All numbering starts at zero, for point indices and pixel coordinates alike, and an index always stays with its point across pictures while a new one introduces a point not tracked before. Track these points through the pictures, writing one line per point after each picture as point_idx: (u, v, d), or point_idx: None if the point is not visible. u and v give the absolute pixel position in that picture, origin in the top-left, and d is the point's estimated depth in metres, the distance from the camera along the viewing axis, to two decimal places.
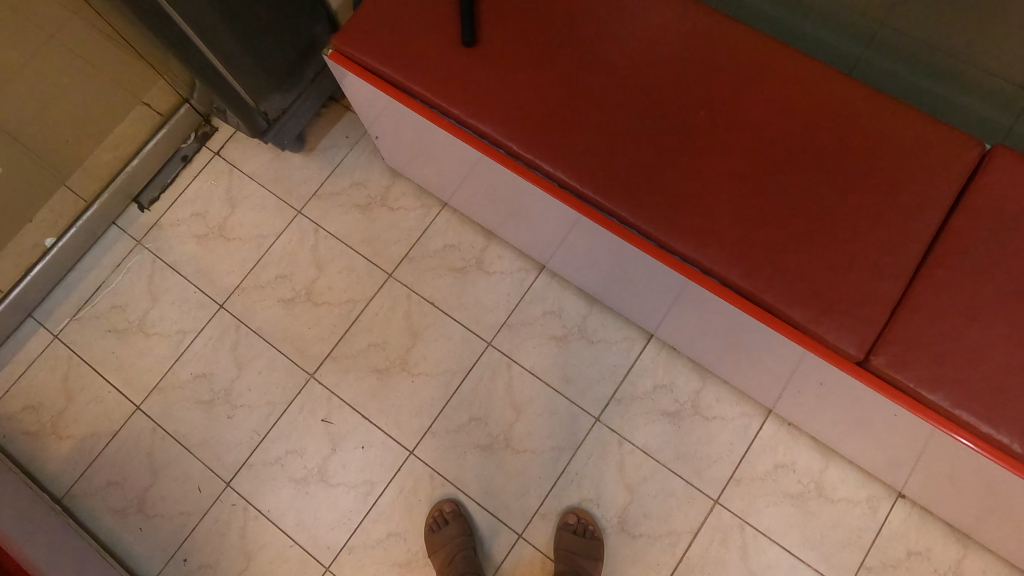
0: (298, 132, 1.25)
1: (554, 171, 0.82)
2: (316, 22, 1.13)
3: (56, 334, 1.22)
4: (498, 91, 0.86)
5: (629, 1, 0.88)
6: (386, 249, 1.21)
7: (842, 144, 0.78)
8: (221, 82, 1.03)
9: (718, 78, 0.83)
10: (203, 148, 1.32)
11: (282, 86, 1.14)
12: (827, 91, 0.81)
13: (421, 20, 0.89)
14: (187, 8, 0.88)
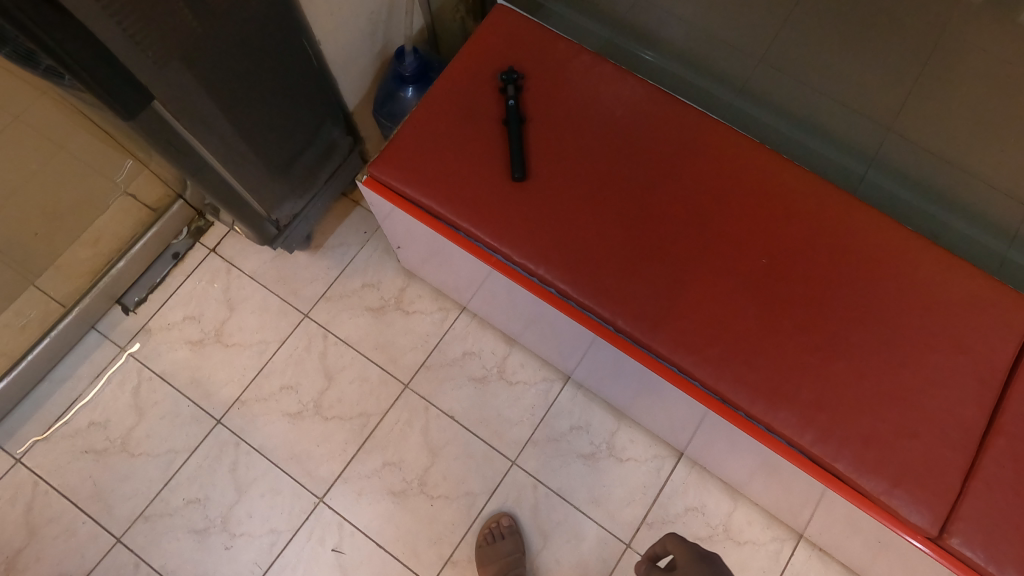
0: (307, 233, 1.17)
1: (616, 320, 0.78)
2: (336, 125, 1.06)
3: (18, 458, 1.11)
4: (553, 230, 0.81)
5: (682, 138, 0.86)
6: (401, 356, 1.15)
7: (898, 303, 0.80)
8: (235, 198, 0.95)
9: (775, 225, 0.82)
10: (197, 244, 1.24)
11: (295, 192, 1.07)
12: (879, 243, 0.82)
13: (467, 146, 0.83)
14: (208, 134, 0.83)
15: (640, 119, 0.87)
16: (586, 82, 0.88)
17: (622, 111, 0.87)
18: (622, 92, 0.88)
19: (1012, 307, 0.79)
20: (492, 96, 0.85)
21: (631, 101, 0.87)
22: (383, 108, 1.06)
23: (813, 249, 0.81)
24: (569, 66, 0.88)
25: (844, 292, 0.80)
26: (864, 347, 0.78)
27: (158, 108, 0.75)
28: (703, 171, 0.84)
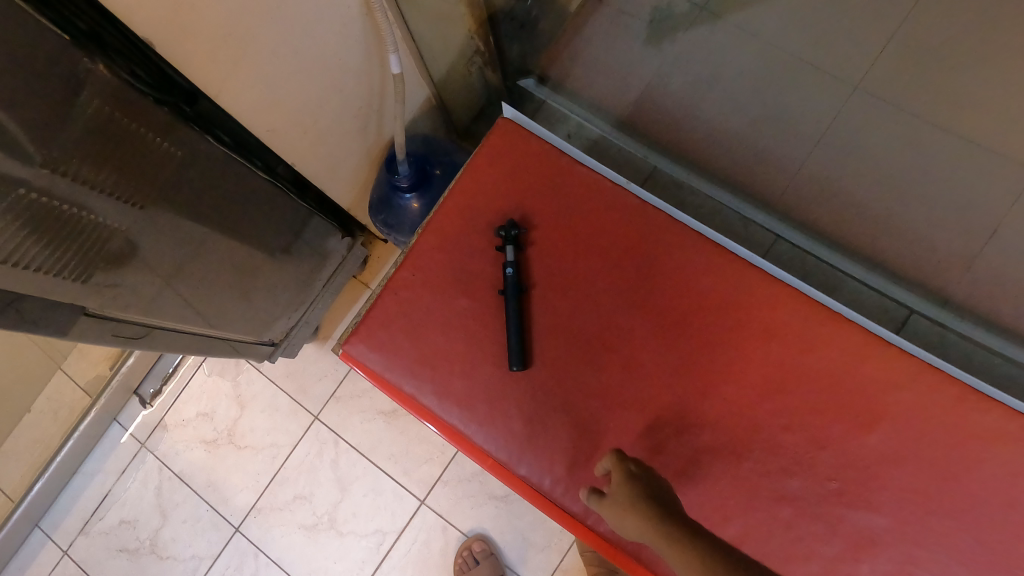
0: (312, 329, 1.08)
1: (638, 557, 0.63)
2: (329, 234, 0.96)
3: (66, 549, 1.15)
4: (561, 434, 0.64)
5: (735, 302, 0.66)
6: (416, 468, 1.07)
7: (1015, 543, 0.60)
8: (214, 337, 0.83)
9: (852, 430, 0.63)
10: None
11: (291, 306, 0.97)
12: (998, 456, 0.61)
13: (456, 320, 0.67)
14: (173, 311, 0.72)
15: (680, 276, 0.66)
16: (609, 224, 0.68)
17: (657, 267, 0.67)
18: (657, 239, 0.67)
19: None
20: (488, 252, 0.68)
21: (669, 251, 0.67)
22: (379, 213, 0.91)
23: (906, 469, 0.62)
24: (589, 202, 0.68)
25: (946, 533, 0.61)
26: None
27: (98, 313, 0.61)
28: (759, 353, 0.65)
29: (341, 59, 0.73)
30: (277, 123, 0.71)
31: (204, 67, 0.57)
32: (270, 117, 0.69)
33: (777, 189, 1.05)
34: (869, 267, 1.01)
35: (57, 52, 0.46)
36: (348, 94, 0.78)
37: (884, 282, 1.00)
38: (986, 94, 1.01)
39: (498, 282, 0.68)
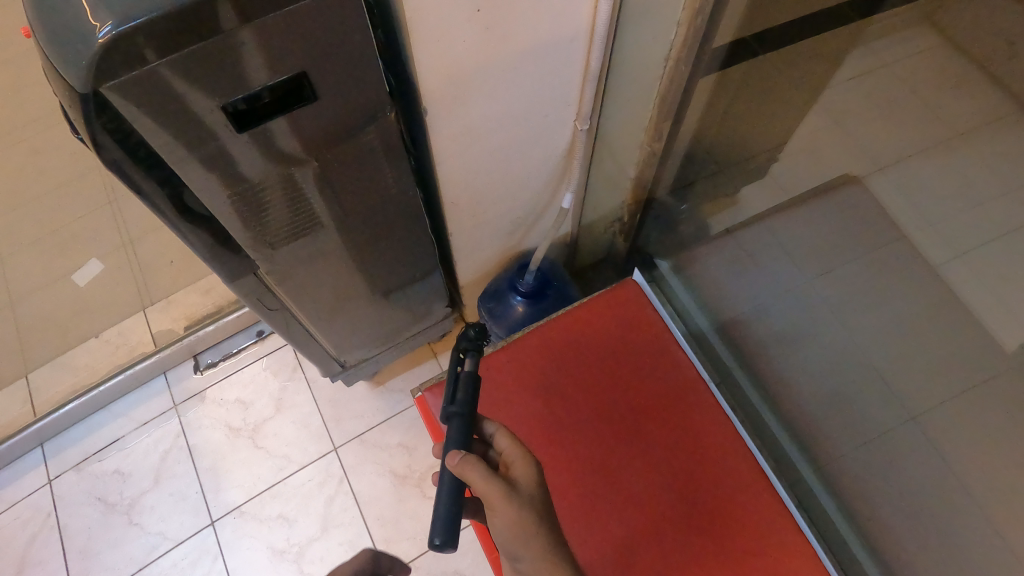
0: (374, 371, 1.18)
1: None
2: (438, 300, 1.09)
3: (51, 479, 1.18)
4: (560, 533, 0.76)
5: (742, 491, 0.77)
6: (398, 541, 1.11)
7: None
8: (308, 336, 0.96)
9: None
10: None
11: (373, 343, 1.09)
12: None
13: (523, 405, 0.83)
14: (305, 302, 0.86)
15: (707, 452, 0.80)
16: (669, 388, 0.84)
17: (692, 437, 0.81)
18: (701, 422, 0.82)
19: None
20: (569, 366, 0.85)
21: (706, 428, 0.81)
22: (487, 301, 1.09)
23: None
24: (660, 365, 0.85)
25: None
26: None
27: (260, 277, 0.77)
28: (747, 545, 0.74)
29: (528, 176, 0.89)
30: (460, 199, 0.86)
31: (444, 139, 0.73)
32: (460, 194, 0.85)
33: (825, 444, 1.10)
34: None
35: (370, 91, 0.60)
36: (518, 203, 0.94)
37: None
38: None
39: (566, 393, 0.84)
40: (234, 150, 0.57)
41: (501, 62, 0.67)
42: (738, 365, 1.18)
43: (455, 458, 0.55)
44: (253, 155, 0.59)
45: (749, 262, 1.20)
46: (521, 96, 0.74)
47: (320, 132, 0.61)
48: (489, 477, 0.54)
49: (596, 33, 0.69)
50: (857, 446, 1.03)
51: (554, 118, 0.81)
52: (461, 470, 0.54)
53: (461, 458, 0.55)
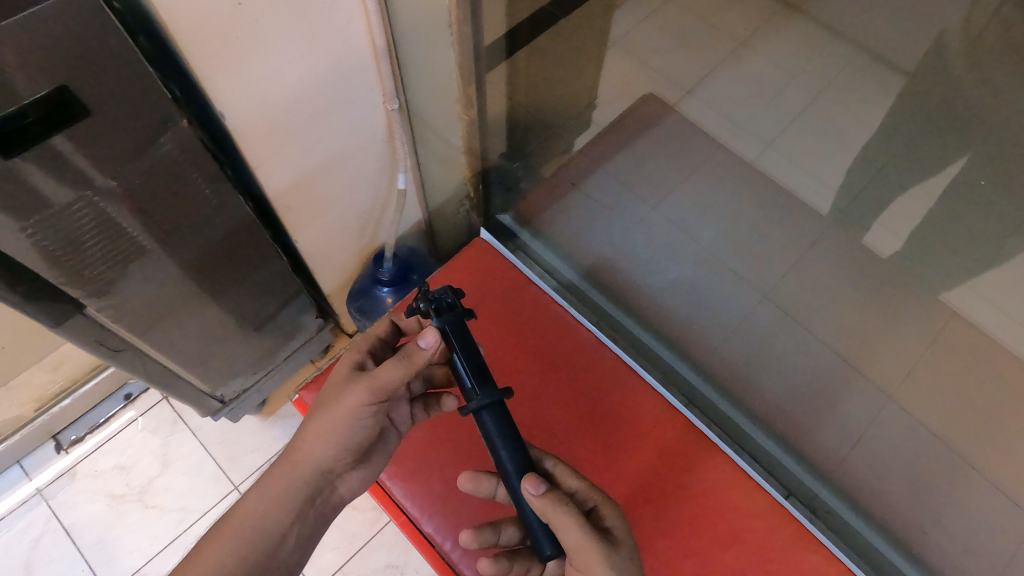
0: (259, 400, 1.16)
1: None
2: (307, 313, 1.07)
3: None
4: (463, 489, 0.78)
5: (609, 379, 0.84)
6: (320, 555, 1.08)
7: None
8: (173, 376, 0.93)
9: (696, 491, 0.76)
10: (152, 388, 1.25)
11: (249, 371, 1.06)
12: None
13: None
14: (154, 338, 0.84)
15: (573, 356, 0.85)
16: (526, 314, 0.88)
17: (561, 352, 0.86)
18: (561, 333, 0.87)
19: None
20: None
21: (566, 339, 0.87)
22: (354, 302, 1.09)
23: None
24: (516, 297, 0.89)
25: None
26: None
27: (93, 315, 0.75)
28: (627, 420, 0.81)
29: (357, 170, 0.92)
30: (294, 202, 0.86)
31: (252, 143, 0.74)
32: (293, 198, 0.86)
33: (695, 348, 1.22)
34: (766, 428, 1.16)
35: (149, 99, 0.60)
36: (358, 198, 0.96)
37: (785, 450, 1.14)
38: None
39: None
40: (13, 183, 0.55)
41: (283, 55, 0.69)
42: (614, 307, 1.24)
43: (537, 490, 0.56)
44: (37, 185, 0.57)
45: (595, 204, 1.31)
46: (317, 85, 0.76)
47: (107, 150, 0.60)
48: (573, 517, 0.56)
49: (369, 11, 0.73)
50: (729, 335, 1.22)
51: (362, 104, 0.84)
52: (543, 506, 0.56)
53: (541, 489, 0.56)
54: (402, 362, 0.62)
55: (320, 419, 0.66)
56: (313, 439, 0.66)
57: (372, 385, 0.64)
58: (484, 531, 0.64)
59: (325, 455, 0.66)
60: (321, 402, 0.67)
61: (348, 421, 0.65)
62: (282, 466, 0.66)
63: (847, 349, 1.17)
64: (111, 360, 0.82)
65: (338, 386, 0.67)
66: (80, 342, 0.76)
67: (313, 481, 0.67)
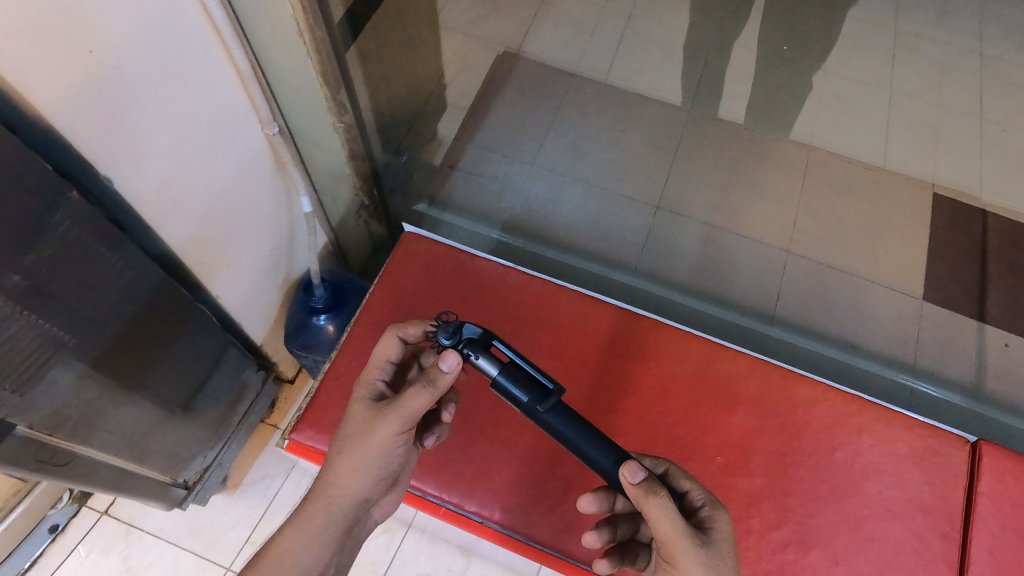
0: (223, 475, 1.10)
1: (577, 553, 0.74)
2: (247, 367, 1.02)
3: None
4: (494, 462, 0.78)
5: (584, 311, 0.84)
6: None
7: (830, 466, 0.80)
8: (126, 475, 0.87)
9: (696, 376, 0.81)
10: (82, 507, 1.12)
11: (206, 446, 1.00)
12: (808, 407, 0.81)
13: None
14: (100, 439, 0.77)
15: (545, 302, 0.84)
16: (482, 278, 0.85)
17: (532, 302, 0.84)
18: (524, 285, 0.85)
19: (954, 439, 0.83)
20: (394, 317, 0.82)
21: (531, 288, 0.85)
22: (294, 340, 1.03)
23: (774, 425, 0.80)
24: (466, 266, 0.86)
25: (801, 468, 0.79)
26: (832, 531, 0.77)
27: (28, 434, 0.67)
28: (617, 341, 0.83)
29: (257, 206, 0.88)
30: (206, 257, 0.82)
31: (148, 201, 0.70)
32: (202, 251, 0.81)
33: (621, 260, 1.30)
34: (696, 303, 1.27)
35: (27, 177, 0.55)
36: (265, 234, 0.92)
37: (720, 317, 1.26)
38: (714, 179, 1.40)
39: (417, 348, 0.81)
40: None
41: (154, 103, 0.66)
42: (541, 249, 1.29)
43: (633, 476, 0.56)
44: None
45: (484, 177, 1.36)
46: (192, 124, 0.72)
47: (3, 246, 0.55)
48: (671, 515, 0.55)
49: (224, 34, 0.70)
50: (643, 247, 1.32)
51: (240, 134, 0.80)
52: (637, 494, 0.55)
53: (636, 477, 0.56)
54: (429, 391, 0.61)
55: (350, 453, 0.63)
56: (346, 475, 0.63)
57: (403, 415, 0.62)
58: (604, 531, 0.64)
59: (360, 490, 0.64)
60: (345, 436, 0.64)
61: (381, 454, 0.63)
62: (315, 503, 0.63)
63: (727, 223, 1.35)
64: (53, 477, 0.74)
65: (362, 419, 0.64)
66: (13, 471, 0.69)
67: (351, 516, 0.64)
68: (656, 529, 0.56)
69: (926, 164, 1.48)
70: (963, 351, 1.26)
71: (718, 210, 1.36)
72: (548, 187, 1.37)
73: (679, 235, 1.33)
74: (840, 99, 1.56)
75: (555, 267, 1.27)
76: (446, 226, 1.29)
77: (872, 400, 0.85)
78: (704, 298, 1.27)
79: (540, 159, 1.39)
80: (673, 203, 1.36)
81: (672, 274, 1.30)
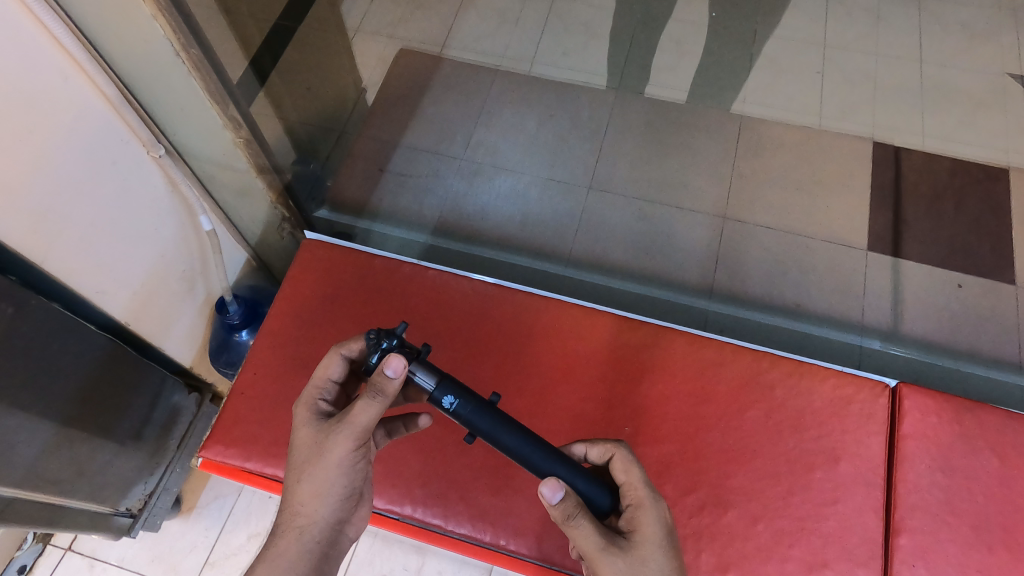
0: (173, 499, 1.12)
1: (489, 539, 0.75)
2: (175, 390, 1.04)
3: None
4: (403, 456, 0.79)
5: (481, 299, 0.87)
6: None
7: (741, 426, 0.80)
8: (59, 508, 0.89)
9: (593, 351, 0.84)
10: (48, 545, 1.13)
11: (145, 473, 1.03)
12: (709, 369, 0.83)
13: (289, 391, 0.80)
14: (20, 478, 0.78)
15: (443, 296, 0.87)
16: (380, 279, 0.87)
17: (431, 296, 0.87)
18: (418, 281, 0.88)
19: (874, 386, 0.83)
20: (297, 325, 0.84)
21: (427, 283, 0.88)
22: (219, 357, 1.07)
23: (677, 391, 0.81)
24: (364, 268, 0.88)
25: (712, 432, 0.79)
26: (750, 490, 0.77)
27: None
28: (514, 325, 0.85)
29: (156, 229, 0.89)
30: (105, 284, 0.83)
31: (21, 235, 0.70)
32: (99, 279, 0.82)
33: (558, 247, 1.30)
34: (633, 281, 1.27)
35: None
36: (169, 255, 0.93)
37: (657, 290, 1.26)
38: (646, 153, 1.39)
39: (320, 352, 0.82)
40: None
41: (12, 140, 0.65)
42: (474, 247, 1.30)
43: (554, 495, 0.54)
44: None
45: (412, 178, 1.36)
46: (65, 155, 0.72)
47: None
48: (584, 528, 0.54)
49: (82, 63, 0.70)
50: (577, 231, 1.31)
51: (123, 159, 0.80)
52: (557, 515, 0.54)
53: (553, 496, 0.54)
54: (379, 399, 0.57)
55: (311, 477, 0.58)
56: (310, 500, 0.58)
57: (357, 428, 0.58)
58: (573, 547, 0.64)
59: (329, 513, 0.59)
60: (298, 463, 0.59)
61: (343, 473, 0.59)
62: (283, 537, 0.58)
63: (663, 197, 1.34)
64: None
65: (314, 439, 0.59)
66: None
67: (325, 542, 0.59)
68: (576, 541, 0.55)
69: (864, 115, 1.45)
70: (910, 298, 1.24)
71: (651, 183, 1.36)
72: (476, 183, 1.36)
73: (614, 215, 1.33)
74: (773, 59, 1.53)
75: (490, 262, 1.28)
76: (377, 235, 1.29)
77: (784, 356, 0.84)
78: (638, 277, 1.27)
79: (468, 155, 1.39)
80: (605, 182, 1.36)
81: (609, 254, 1.29)
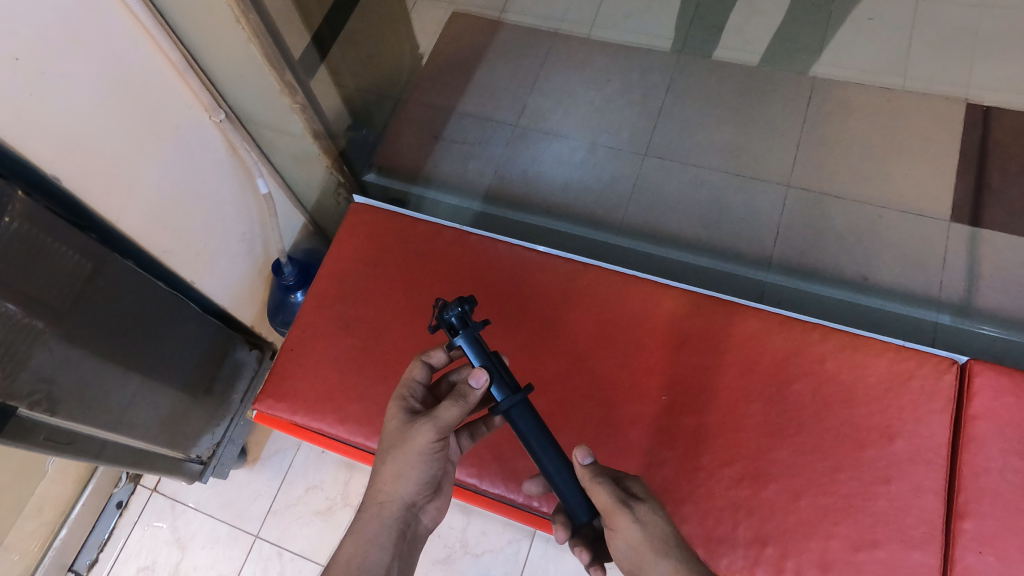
0: (238, 449, 1.19)
1: (521, 498, 0.76)
2: (238, 346, 1.10)
3: None
4: None
5: (517, 263, 0.87)
6: None
7: (785, 400, 0.77)
8: (141, 452, 0.96)
9: (628, 317, 0.82)
10: (138, 486, 1.24)
11: (212, 424, 1.10)
12: (752, 340, 0.80)
13: (333, 350, 0.84)
14: (104, 420, 0.85)
15: (480, 260, 0.88)
16: (420, 242, 0.89)
17: (468, 259, 0.88)
18: (457, 244, 0.89)
19: (938, 362, 0.77)
20: (342, 287, 0.87)
21: (465, 246, 0.89)
22: (277, 316, 1.14)
23: (716, 362, 0.79)
24: (406, 232, 0.90)
25: (753, 405, 0.77)
26: (793, 465, 0.73)
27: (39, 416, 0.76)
28: (549, 289, 0.85)
29: (218, 193, 0.94)
30: (172, 245, 0.89)
31: (96, 194, 0.75)
32: (167, 240, 0.88)
33: (610, 216, 1.28)
34: (687, 252, 1.24)
35: None
36: (229, 218, 0.98)
37: (712, 260, 1.22)
38: (706, 119, 1.33)
39: (364, 313, 0.85)
40: None
41: (87, 102, 0.70)
42: (524, 216, 1.30)
43: (586, 457, 0.58)
44: None
45: (465, 145, 1.37)
46: (134, 121, 0.77)
47: None
48: (605, 486, 0.57)
49: (149, 30, 0.74)
50: (629, 199, 1.29)
51: (188, 124, 0.85)
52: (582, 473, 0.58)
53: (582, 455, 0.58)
54: (460, 403, 0.60)
55: (393, 460, 0.60)
56: (392, 481, 0.61)
57: (439, 423, 0.60)
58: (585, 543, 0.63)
59: (408, 494, 0.61)
60: (384, 447, 0.62)
61: (424, 461, 0.61)
62: (367, 511, 0.61)
63: (722, 163, 1.29)
64: (69, 454, 0.83)
65: (399, 427, 0.62)
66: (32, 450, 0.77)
67: (402, 521, 0.61)
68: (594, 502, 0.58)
69: (961, 71, 1.31)
70: (996, 273, 1.14)
71: (709, 150, 1.30)
72: (527, 150, 1.35)
73: (670, 183, 1.29)
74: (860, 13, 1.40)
75: (542, 231, 1.29)
76: (429, 202, 1.33)
77: (838, 330, 0.80)
78: (692, 247, 1.24)
79: (520, 122, 1.38)
80: (662, 150, 1.32)
81: (661, 224, 1.26)
